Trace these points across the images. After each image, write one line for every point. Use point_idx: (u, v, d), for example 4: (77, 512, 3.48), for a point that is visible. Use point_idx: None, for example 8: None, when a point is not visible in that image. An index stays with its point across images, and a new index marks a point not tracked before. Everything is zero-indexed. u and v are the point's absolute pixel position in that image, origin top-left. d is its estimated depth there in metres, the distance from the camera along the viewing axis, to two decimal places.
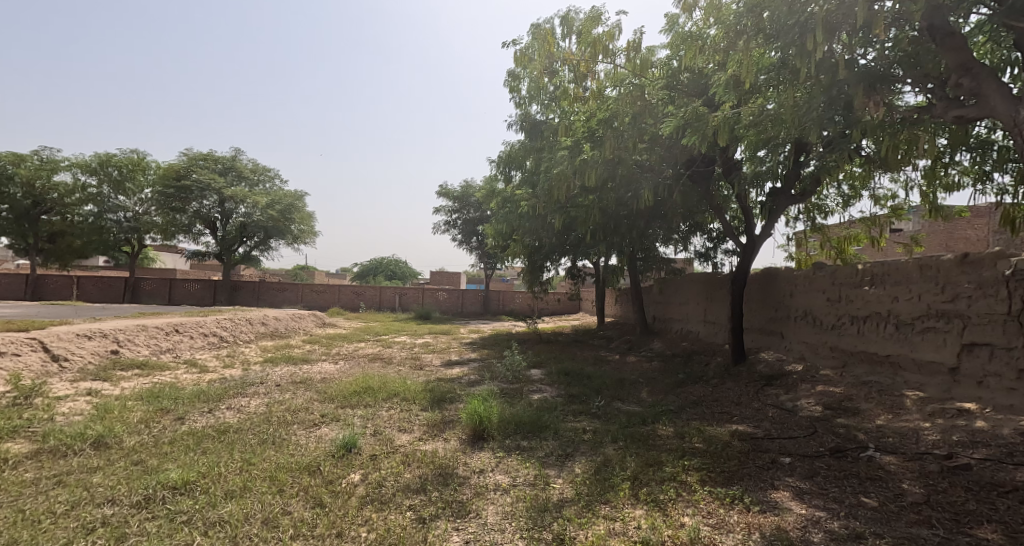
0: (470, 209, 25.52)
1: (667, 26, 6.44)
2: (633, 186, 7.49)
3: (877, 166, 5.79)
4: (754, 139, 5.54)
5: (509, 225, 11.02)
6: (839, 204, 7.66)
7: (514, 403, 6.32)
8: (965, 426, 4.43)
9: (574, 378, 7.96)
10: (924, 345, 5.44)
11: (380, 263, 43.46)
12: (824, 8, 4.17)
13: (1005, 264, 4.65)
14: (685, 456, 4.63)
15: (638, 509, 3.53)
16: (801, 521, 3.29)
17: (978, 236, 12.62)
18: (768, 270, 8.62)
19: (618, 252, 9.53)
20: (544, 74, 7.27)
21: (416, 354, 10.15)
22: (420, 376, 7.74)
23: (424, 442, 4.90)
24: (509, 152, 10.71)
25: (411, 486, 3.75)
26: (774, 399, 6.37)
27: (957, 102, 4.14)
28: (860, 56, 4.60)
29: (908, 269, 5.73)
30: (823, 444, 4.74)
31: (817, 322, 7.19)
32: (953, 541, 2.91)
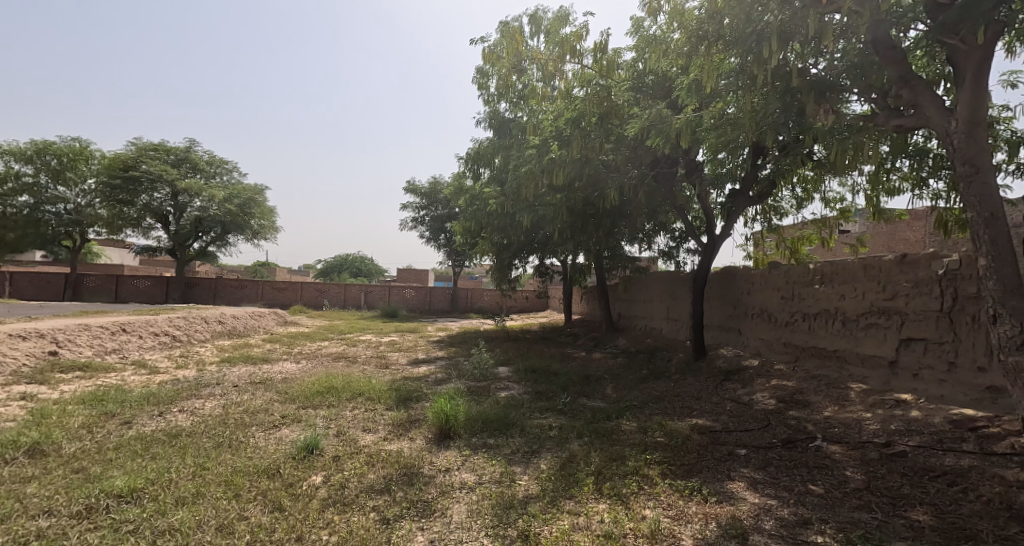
0: (439, 206, 25.27)
1: (633, 29, 6.57)
2: (600, 186, 7.62)
3: (828, 171, 6.09)
4: (715, 142, 5.73)
5: (477, 223, 10.97)
6: (792, 206, 8.01)
7: (481, 401, 6.32)
8: (903, 415, 4.75)
9: (541, 375, 8.03)
10: (867, 340, 5.78)
11: (345, 261, 42.68)
12: (778, 19, 4.36)
13: (939, 264, 5.00)
14: (647, 450, 4.76)
15: (601, 503, 3.60)
16: (754, 510, 3.45)
17: (918, 238, 13.46)
18: (727, 269, 8.94)
19: (585, 250, 9.65)
20: (513, 73, 7.29)
21: (383, 353, 10.02)
22: (385, 375, 7.63)
23: (389, 442, 4.84)
24: (477, 149, 10.66)
25: (376, 486, 3.71)
26: (731, 393, 6.63)
27: (898, 112, 4.41)
28: (812, 65, 4.84)
29: (853, 268, 6.07)
30: (776, 435, 4.97)
31: (772, 319, 7.52)
32: (889, 523, 3.12)
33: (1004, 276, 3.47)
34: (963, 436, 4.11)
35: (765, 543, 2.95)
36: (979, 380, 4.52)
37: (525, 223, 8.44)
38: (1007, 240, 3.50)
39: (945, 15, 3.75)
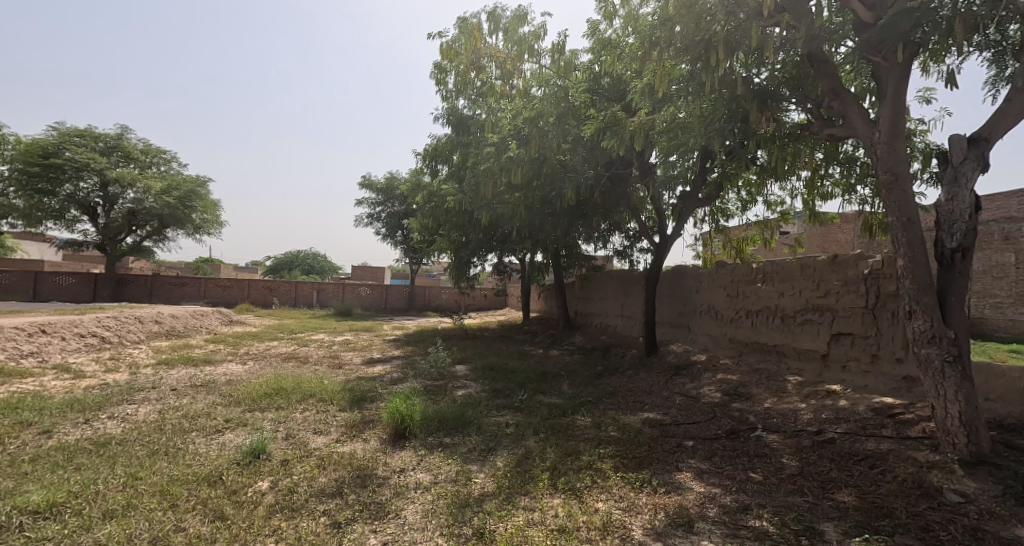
0: (395, 202, 24.82)
1: (590, 32, 6.69)
2: (557, 185, 7.72)
3: (769, 175, 6.44)
4: (666, 145, 5.93)
5: (435, 220, 10.83)
6: (738, 208, 8.41)
7: (438, 400, 6.27)
8: (833, 405, 5.10)
9: (499, 373, 8.06)
10: (802, 335, 6.18)
11: (296, 258, 41.17)
12: (724, 29, 4.56)
13: (865, 264, 5.40)
14: (601, 444, 4.88)
15: (556, 498, 3.66)
16: (699, 498, 3.61)
17: (848, 240, 14.51)
18: (677, 268, 9.28)
19: (542, 249, 9.74)
20: (471, 69, 7.24)
21: (336, 352, 9.73)
22: (338, 375, 7.42)
23: (342, 444, 4.71)
24: (435, 146, 10.49)
25: (327, 490, 3.60)
26: (680, 387, 6.91)
27: (830, 122, 4.73)
28: (755, 75, 5.10)
29: (791, 268, 6.47)
30: (721, 427, 5.22)
31: (719, 316, 7.88)
32: (819, 505, 3.35)
33: (918, 275, 3.80)
34: (883, 422, 4.48)
35: (709, 530, 3.09)
36: (897, 370, 4.93)
37: (483, 220, 8.41)
38: (921, 243, 3.84)
39: (869, 34, 4.08)
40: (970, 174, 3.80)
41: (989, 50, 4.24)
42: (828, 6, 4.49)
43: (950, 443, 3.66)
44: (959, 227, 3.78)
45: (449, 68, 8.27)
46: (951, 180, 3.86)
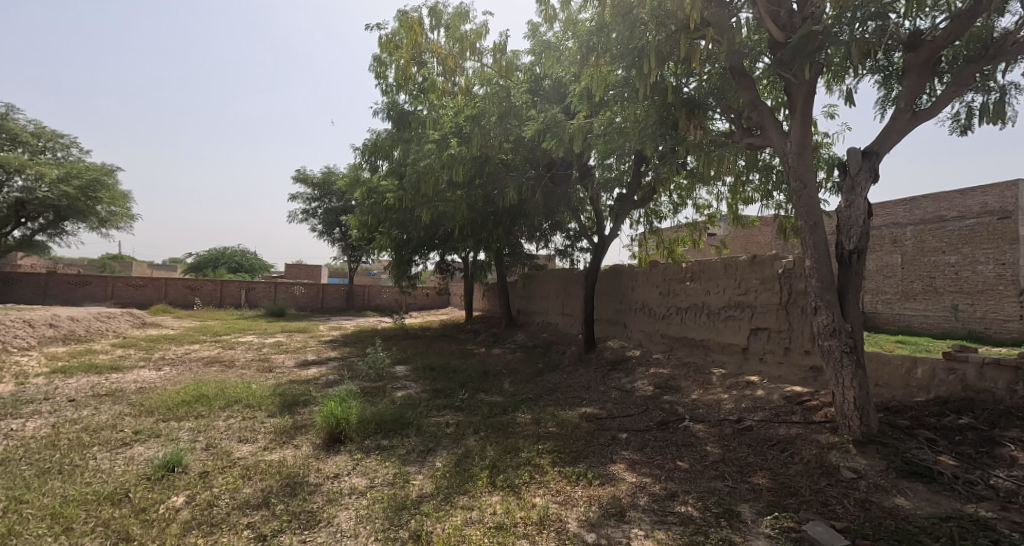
0: (333, 198, 23.89)
1: (531, 33, 6.78)
2: (500, 184, 7.80)
3: (697, 181, 6.82)
4: (603, 148, 6.13)
5: (375, 217, 10.52)
6: (670, 210, 8.84)
7: (376, 402, 6.10)
8: (751, 395, 5.50)
9: (440, 373, 7.98)
10: (726, 330, 6.61)
11: (222, 256, 38.43)
12: (656, 38, 4.79)
13: (779, 265, 5.87)
14: (540, 440, 4.96)
15: (494, 495, 3.68)
16: (631, 489, 3.76)
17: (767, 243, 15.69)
18: (615, 267, 9.62)
19: (485, 248, 9.75)
20: (412, 64, 7.09)
21: (265, 355, 9.21)
22: (268, 379, 7.03)
23: (270, 451, 4.47)
24: (375, 141, 10.16)
25: (251, 501, 3.40)
26: (617, 382, 7.18)
27: (749, 132, 5.09)
28: (685, 84, 5.37)
29: (716, 267, 6.90)
30: (653, 419, 5.48)
31: (652, 313, 8.26)
32: (737, 488, 3.60)
33: (822, 274, 4.19)
34: (793, 409, 4.89)
35: (639, 518, 3.23)
36: (805, 361, 5.41)
37: (424, 218, 8.28)
38: (825, 245, 4.23)
39: (783, 52, 4.42)
40: (864, 184, 4.24)
41: (879, 74, 4.74)
42: (747, 24, 4.82)
43: (846, 425, 4.07)
44: (855, 231, 4.22)
45: (388, 62, 8.03)
46: (849, 188, 4.29)
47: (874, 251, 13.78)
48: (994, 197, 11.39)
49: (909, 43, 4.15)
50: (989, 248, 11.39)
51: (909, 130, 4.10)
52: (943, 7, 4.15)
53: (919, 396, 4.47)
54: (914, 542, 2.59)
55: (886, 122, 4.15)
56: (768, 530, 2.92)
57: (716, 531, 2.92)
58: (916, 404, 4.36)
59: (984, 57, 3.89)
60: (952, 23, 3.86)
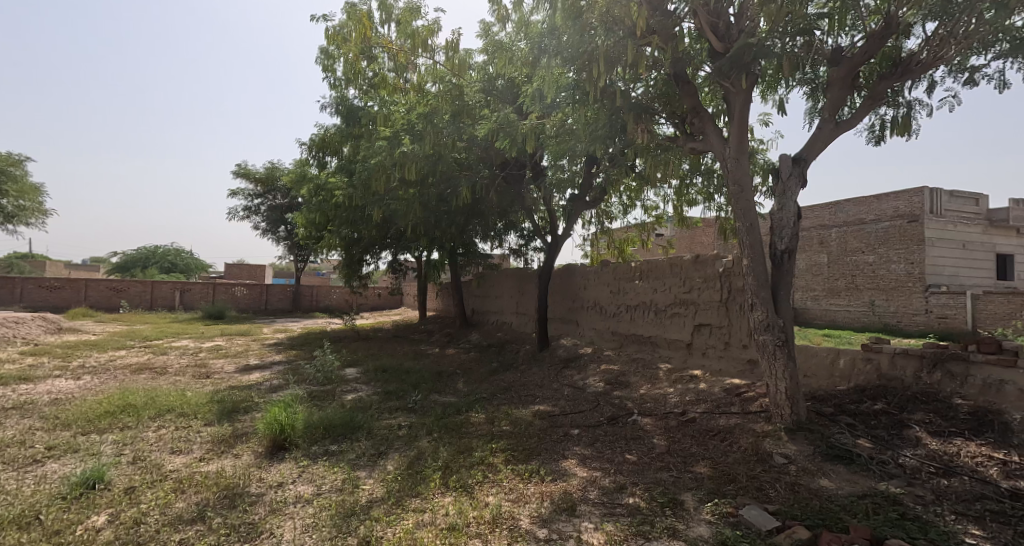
0: (278, 195, 22.83)
1: (483, 33, 6.77)
2: (452, 183, 7.76)
3: (645, 183, 7.07)
4: (555, 149, 6.24)
5: (323, 215, 10.16)
6: (620, 211, 9.09)
7: (324, 406, 5.88)
8: (695, 388, 5.77)
9: (392, 374, 7.82)
10: (672, 327, 6.89)
11: (152, 255, 35.82)
12: (605, 43, 4.91)
13: (720, 264, 6.19)
14: (493, 439, 4.97)
15: (447, 496, 3.65)
16: (582, 483, 3.84)
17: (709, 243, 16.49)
18: (568, 266, 9.79)
19: (439, 247, 9.64)
20: (361, 58, 6.88)
21: (202, 360, 8.67)
22: (206, 386, 6.62)
23: (206, 462, 4.21)
24: (322, 136, 9.80)
25: (184, 516, 3.19)
26: (569, 379, 7.32)
27: (692, 137, 5.33)
28: (633, 89, 5.53)
29: (663, 266, 7.17)
30: (603, 414, 5.62)
31: (603, 311, 8.47)
32: (681, 478, 3.76)
33: (757, 273, 4.45)
34: (732, 400, 5.18)
35: (589, 511, 3.31)
36: (743, 354, 5.73)
37: (375, 217, 8.09)
38: (760, 246, 4.51)
39: (721, 61, 4.64)
40: (794, 188, 4.55)
41: (807, 85, 5.10)
42: (689, 34, 5.03)
43: (778, 414, 4.34)
44: (786, 232, 4.52)
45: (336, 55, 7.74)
46: (781, 192, 4.59)
47: (804, 251, 14.82)
48: (904, 202, 12.54)
49: (832, 58, 4.49)
50: (901, 249, 12.51)
51: (832, 139, 4.44)
52: (860, 27, 4.52)
53: (841, 385, 4.85)
54: (835, 519, 2.81)
55: (813, 131, 4.46)
56: (709, 516, 3.06)
57: (660, 520, 3.04)
58: (839, 392, 4.73)
59: (895, 74, 4.27)
60: (868, 42, 4.21)
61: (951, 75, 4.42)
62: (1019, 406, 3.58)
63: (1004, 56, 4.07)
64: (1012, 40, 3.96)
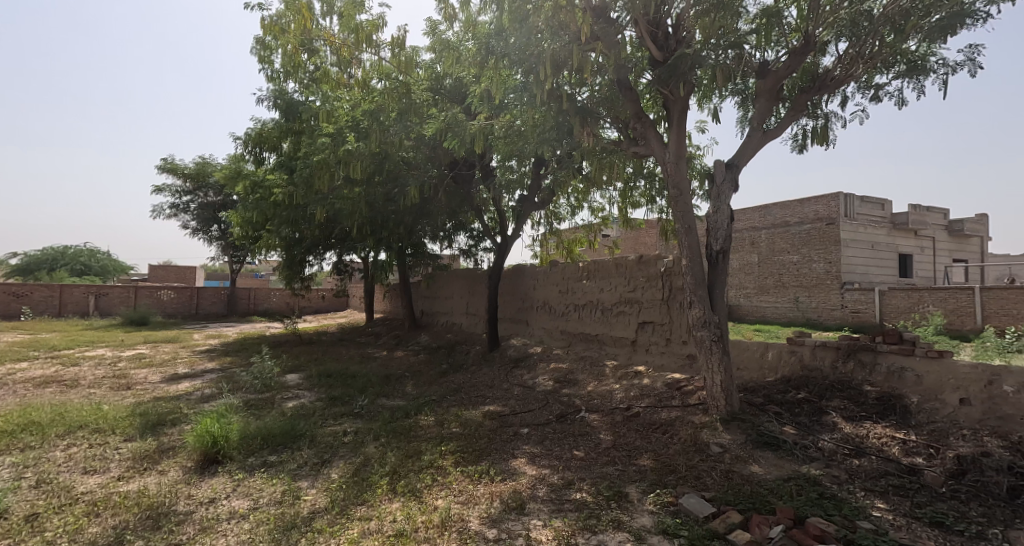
0: (210, 192, 21.39)
1: (430, 31, 6.68)
2: (400, 183, 7.62)
3: (591, 185, 7.26)
4: (503, 150, 6.27)
5: (260, 214, 9.64)
6: (568, 212, 9.27)
7: (262, 415, 5.57)
8: (639, 383, 5.98)
9: (337, 379, 7.54)
10: (617, 325, 7.10)
11: (61, 256, 32.49)
12: (552, 47, 4.98)
13: (661, 264, 6.46)
14: (443, 442, 4.91)
15: (395, 502, 3.56)
16: (531, 481, 3.87)
17: (652, 244, 17.18)
18: (518, 266, 9.87)
19: (386, 248, 9.39)
20: (301, 51, 6.58)
21: (121, 370, 7.95)
22: (126, 398, 6.08)
23: (126, 481, 3.87)
24: (259, 130, 9.29)
25: (99, 541, 2.91)
26: (519, 379, 7.37)
27: (634, 141, 5.52)
28: (579, 94, 5.65)
29: (609, 266, 7.39)
30: (552, 412, 5.71)
31: (552, 310, 8.61)
32: (626, 471, 3.89)
33: (695, 273, 4.68)
34: (672, 394, 5.42)
35: (538, 509, 3.34)
36: (683, 350, 6.01)
37: (318, 216, 7.77)
38: (697, 246, 4.74)
39: (661, 69, 4.83)
40: (727, 192, 4.83)
41: (737, 96, 5.43)
42: (631, 41, 5.22)
43: (714, 405, 4.59)
44: (721, 233, 4.78)
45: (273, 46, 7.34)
46: (715, 196, 4.85)
47: (737, 251, 15.79)
48: (823, 206, 13.67)
49: (759, 71, 4.80)
50: (821, 249, 13.62)
51: (760, 147, 4.74)
52: (784, 43, 4.86)
53: (770, 376, 5.20)
54: (764, 502, 3.01)
55: (743, 139, 4.75)
56: (652, 507, 3.18)
57: (606, 513, 3.12)
58: (767, 383, 5.06)
59: (813, 88, 4.63)
60: (790, 57, 4.53)
61: (860, 90, 4.86)
62: (917, 391, 4.01)
63: (902, 76, 4.52)
64: (907, 61, 4.43)
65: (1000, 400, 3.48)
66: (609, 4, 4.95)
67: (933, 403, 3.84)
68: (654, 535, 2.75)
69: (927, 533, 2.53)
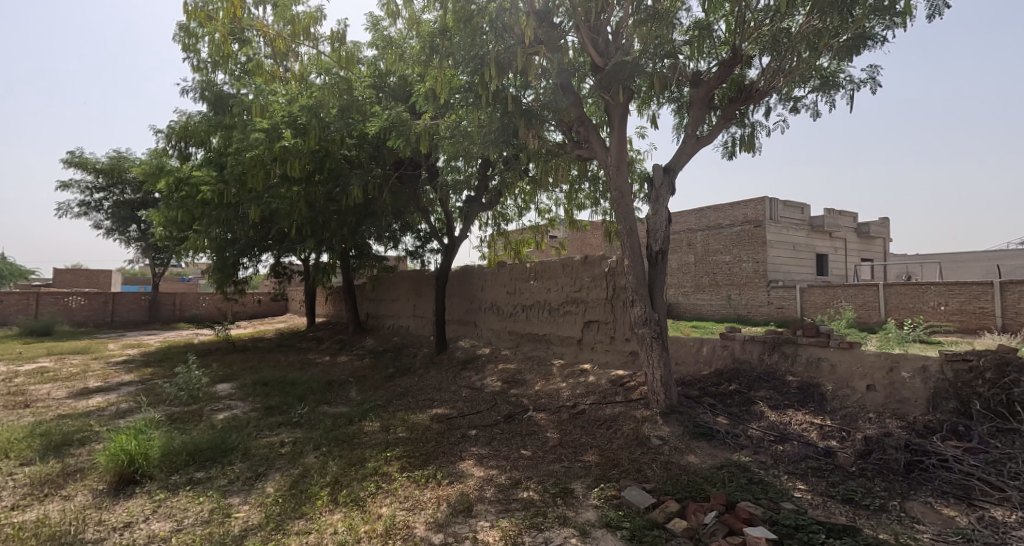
0: (127, 188, 19.65)
1: (372, 26, 6.51)
2: (342, 182, 7.38)
3: (538, 187, 7.36)
4: (449, 150, 6.22)
5: (187, 213, 9.00)
6: (516, 213, 9.34)
7: (189, 429, 5.18)
8: (584, 381, 6.12)
9: (274, 387, 7.16)
10: (564, 324, 7.23)
11: None
12: (496, 48, 5.00)
13: (605, 264, 6.66)
14: (388, 448, 4.78)
15: (336, 513, 3.42)
16: (479, 483, 3.85)
17: (597, 245, 17.66)
18: (465, 268, 9.81)
19: (328, 249, 9.02)
20: (230, 40, 6.20)
21: (20, 386, 7.11)
22: (24, 418, 5.43)
23: (24, 510, 3.45)
24: (184, 124, 8.65)
25: None
26: (468, 380, 7.32)
27: (577, 144, 5.64)
28: (524, 95, 5.68)
29: (555, 266, 7.51)
30: (500, 413, 5.71)
31: (500, 311, 8.63)
32: (571, 467, 3.96)
33: (636, 272, 4.86)
34: (616, 390, 5.58)
35: (485, 510, 3.33)
36: (626, 346, 6.22)
37: (252, 216, 7.36)
38: (638, 247, 4.91)
39: (602, 74, 4.97)
40: (664, 195, 5.05)
41: (673, 103, 5.68)
42: (574, 47, 5.34)
43: (655, 400, 4.77)
44: (659, 234, 4.99)
45: (200, 33, 6.84)
46: (654, 198, 5.06)
47: (676, 251, 16.56)
48: (752, 210, 14.63)
49: (693, 80, 5.05)
50: (750, 250, 14.55)
51: (694, 153, 4.99)
52: (714, 55, 5.14)
53: (705, 370, 5.49)
54: (699, 490, 3.16)
55: (678, 145, 4.98)
56: (596, 501, 3.25)
57: (552, 510, 3.15)
58: (702, 376, 5.33)
59: (740, 99, 4.95)
60: (720, 69, 4.80)
61: (781, 102, 5.23)
62: (832, 379, 4.38)
63: (816, 90, 4.95)
64: (820, 77, 4.85)
65: (899, 385, 3.87)
66: (551, 9, 5.06)
67: (845, 390, 4.21)
68: (598, 529, 2.81)
69: (840, 509, 2.76)
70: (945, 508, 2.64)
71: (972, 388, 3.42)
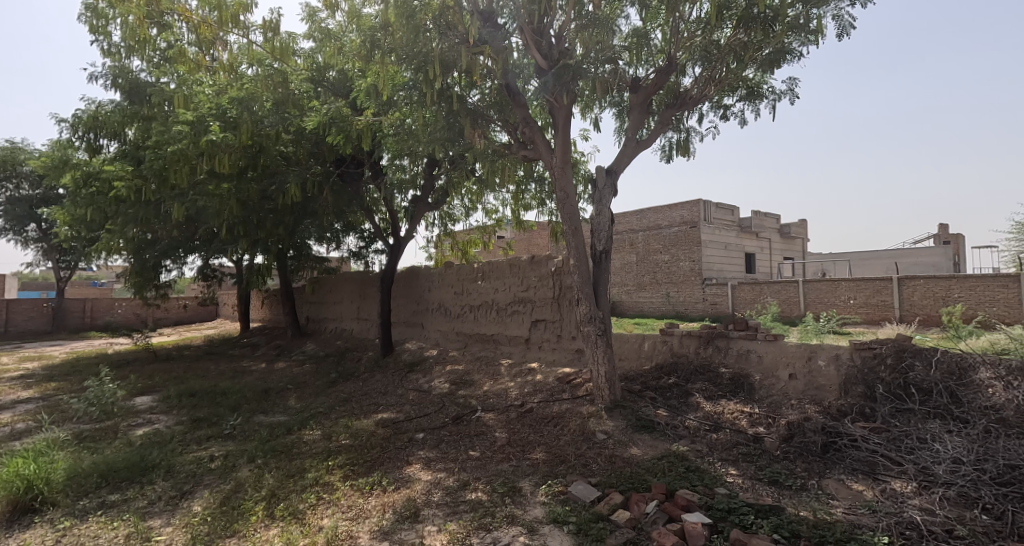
0: (25, 183, 17.60)
1: (307, 17, 6.23)
2: (278, 180, 7.01)
3: (484, 187, 7.36)
4: (393, 147, 6.09)
5: (100, 211, 8.19)
6: (462, 213, 9.27)
7: (101, 448, 4.70)
8: (532, 380, 6.16)
9: (202, 398, 6.67)
10: (511, 324, 7.27)
11: None
12: (440, 47, 4.92)
13: (552, 264, 6.76)
14: (329, 456, 4.57)
15: (272, 529, 3.23)
16: (426, 487, 3.78)
17: (544, 245, 17.91)
18: (412, 269, 9.62)
19: (263, 250, 8.53)
20: (148, 24, 5.70)
21: None
22: None
23: None
24: (94, 113, 7.87)
25: None
26: (414, 383, 7.18)
27: (523, 145, 5.67)
28: (470, 95, 5.65)
29: (503, 266, 7.53)
30: (448, 415, 5.64)
31: (448, 312, 8.53)
32: (519, 466, 3.98)
33: (582, 271, 4.95)
34: (563, 388, 5.68)
35: (432, 514, 3.27)
36: (572, 344, 6.36)
37: (174, 214, 6.81)
38: (582, 247, 5.01)
39: (546, 76, 5.02)
40: (606, 196, 5.20)
41: (614, 107, 5.86)
42: (517, 48, 5.35)
43: (600, 396, 4.89)
44: (603, 234, 5.11)
45: (110, 14, 6.23)
46: (597, 199, 5.20)
47: (619, 251, 17.13)
48: (688, 212, 15.43)
49: (632, 86, 5.22)
50: (687, 249, 15.33)
51: (634, 155, 5.17)
52: (652, 62, 5.34)
53: (646, 364, 5.70)
54: (641, 481, 3.27)
55: (619, 147, 5.15)
56: (544, 498, 3.28)
57: (500, 510, 3.15)
58: (644, 370, 5.54)
59: (676, 105, 5.18)
60: (657, 75, 5.00)
61: (712, 109, 5.54)
62: (759, 369, 4.70)
63: (743, 99, 5.31)
64: (746, 87, 5.22)
65: (816, 373, 4.22)
66: (495, 10, 5.07)
67: (770, 379, 4.53)
68: (545, 526, 2.83)
69: (766, 491, 2.96)
70: (855, 484, 2.90)
71: (876, 374, 3.80)
